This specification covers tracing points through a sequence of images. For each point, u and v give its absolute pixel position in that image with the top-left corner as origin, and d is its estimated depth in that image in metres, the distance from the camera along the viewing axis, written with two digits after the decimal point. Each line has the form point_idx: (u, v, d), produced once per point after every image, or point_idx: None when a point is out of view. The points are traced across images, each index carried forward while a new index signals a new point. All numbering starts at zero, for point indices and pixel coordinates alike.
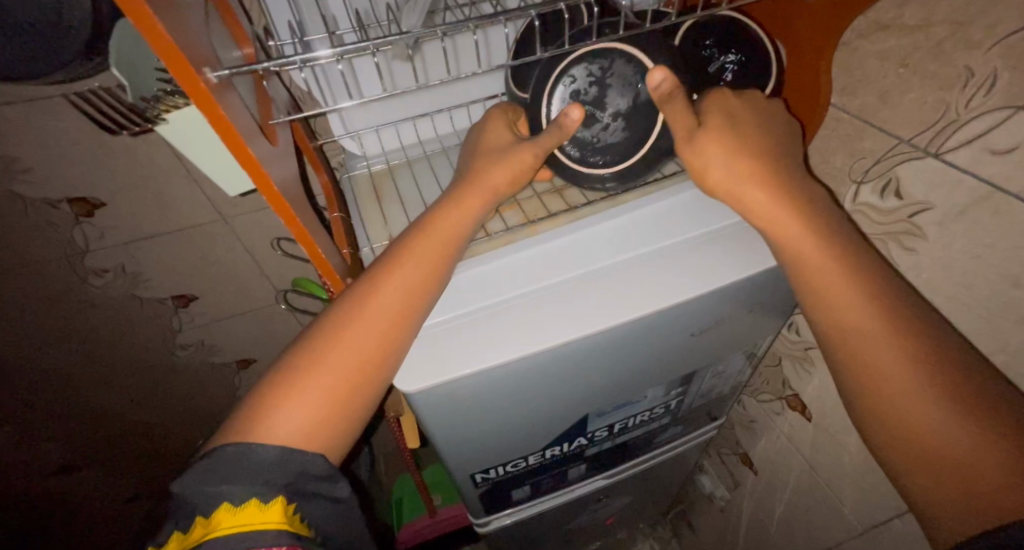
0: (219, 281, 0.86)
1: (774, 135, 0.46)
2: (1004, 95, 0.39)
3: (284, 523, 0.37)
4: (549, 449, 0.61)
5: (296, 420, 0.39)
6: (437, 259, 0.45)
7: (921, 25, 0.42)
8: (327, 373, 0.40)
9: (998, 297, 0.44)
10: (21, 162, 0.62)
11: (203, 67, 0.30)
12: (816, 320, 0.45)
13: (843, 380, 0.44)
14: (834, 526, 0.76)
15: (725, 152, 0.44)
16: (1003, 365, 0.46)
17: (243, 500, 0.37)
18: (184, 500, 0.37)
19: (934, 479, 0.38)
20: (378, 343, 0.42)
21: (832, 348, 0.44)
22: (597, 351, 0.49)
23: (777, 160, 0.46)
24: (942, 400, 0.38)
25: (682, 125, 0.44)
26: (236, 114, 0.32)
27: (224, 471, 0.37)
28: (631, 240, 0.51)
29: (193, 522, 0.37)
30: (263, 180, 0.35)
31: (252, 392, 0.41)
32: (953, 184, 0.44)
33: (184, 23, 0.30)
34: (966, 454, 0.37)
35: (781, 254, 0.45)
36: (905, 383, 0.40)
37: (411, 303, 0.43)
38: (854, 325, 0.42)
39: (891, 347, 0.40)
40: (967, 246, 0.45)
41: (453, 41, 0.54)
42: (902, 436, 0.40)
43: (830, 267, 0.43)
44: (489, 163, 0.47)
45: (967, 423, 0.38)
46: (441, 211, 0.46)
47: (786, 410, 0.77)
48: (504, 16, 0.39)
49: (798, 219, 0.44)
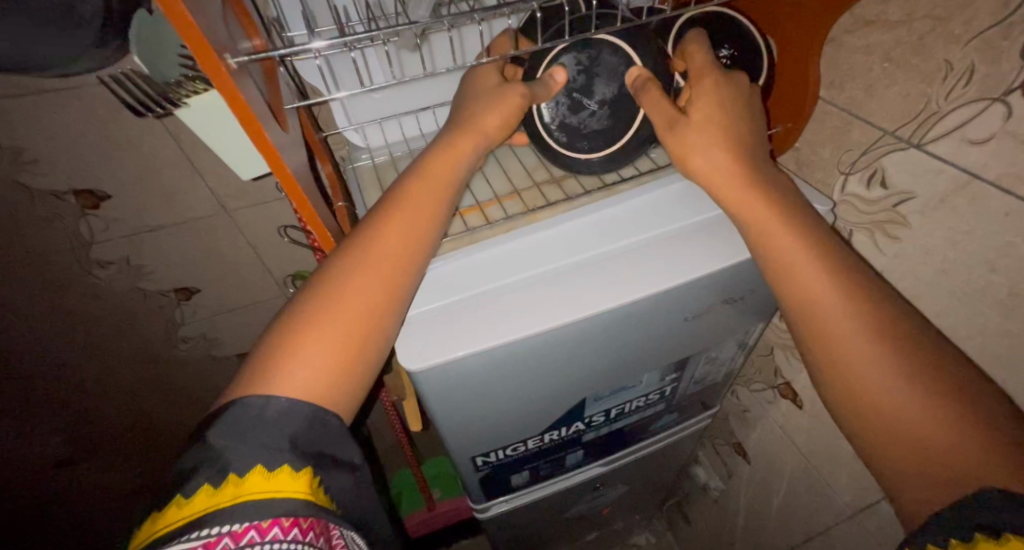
0: (223, 273, 0.88)
1: (753, 120, 0.48)
2: (980, 87, 0.41)
3: (310, 495, 0.38)
4: (547, 433, 0.63)
5: (305, 379, 0.39)
6: (431, 216, 0.46)
7: (904, 20, 0.44)
8: (332, 328, 0.41)
9: (976, 282, 0.46)
10: (30, 154, 0.64)
11: (224, 54, 0.31)
12: (783, 302, 0.46)
13: (810, 359, 0.46)
14: (825, 511, 0.78)
15: (706, 143, 0.46)
16: (981, 348, 0.48)
17: (277, 466, 0.37)
18: (217, 457, 0.36)
19: (898, 452, 0.39)
20: (380, 300, 0.43)
21: (799, 327, 0.46)
22: (593, 334, 0.51)
23: (752, 151, 0.47)
24: (903, 371, 0.40)
25: (662, 116, 0.47)
26: (252, 95, 0.34)
27: (252, 428, 0.37)
28: (620, 227, 0.53)
29: (221, 480, 0.35)
30: (278, 163, 0.36)
31: (250, 357, 0.41)
32: (934, 173, 0.46)
33: (203, 11, 0.31)
34: (930, 428, 0.38)
35: (757, 243, 0.47)
36: (867, 360, 0.42)
37: (406, 264, 0.45)
38: (821, 303, 0.44)
39: (862, 330, 0.42)
40: (948, 233, 0.47)
41: (458, 32, 0.56)
42: (872, 412, 0.41)
43: (801, 251, 0.45)
44: (484, 111, 0.48)
45: (932, 399, 0.39)
46: (429, 165, 0.47)
47: (778, 398, 0.79)
48: (508, 9, 0.41)
49: (767, 203, 0.46)
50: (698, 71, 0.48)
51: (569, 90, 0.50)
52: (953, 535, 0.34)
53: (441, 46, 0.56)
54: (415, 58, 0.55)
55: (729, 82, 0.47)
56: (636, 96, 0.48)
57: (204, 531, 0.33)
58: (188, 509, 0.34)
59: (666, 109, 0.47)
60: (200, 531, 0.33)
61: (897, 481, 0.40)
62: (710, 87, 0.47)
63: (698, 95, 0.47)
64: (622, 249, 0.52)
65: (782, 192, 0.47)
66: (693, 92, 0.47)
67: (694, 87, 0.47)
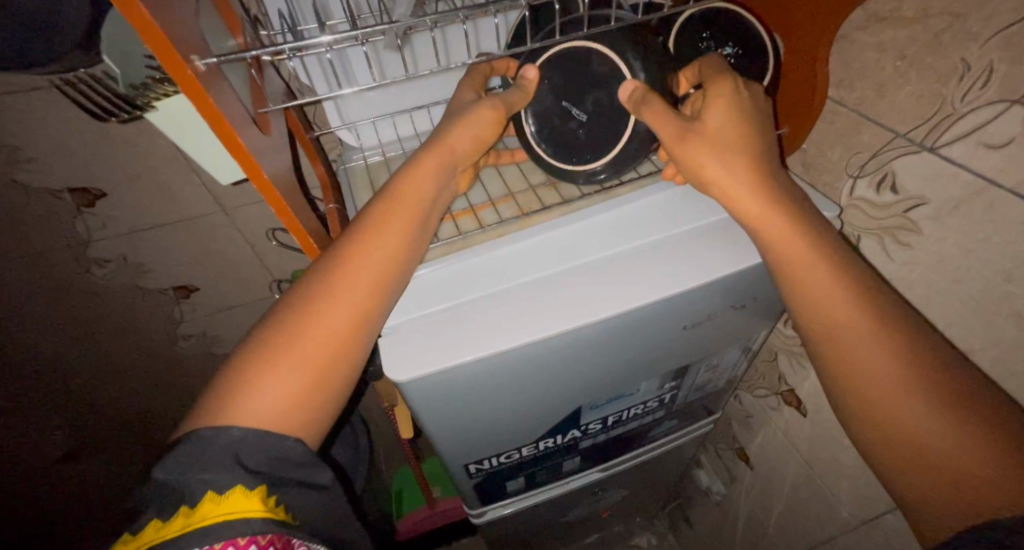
0: (221, 271, 0.87)
1: (768, 137, 0.46)
2: (999, 89, 0.38)
3: (266, 512, 0.37)
4: (542, 441, 0.61)
5: (271, 397, 0.39)
6: (403, 233, 0.45)
7: (919, 16, 0.42)
8: (303, 350, 0.40)
9: (990, 293, 0.44)
10: (25, 152, 0.63)
11: (191, 55, 0.29)
12: (798, 317, 0.45)
13: (826, 372, 0.44)
14: (828, 521, 0.76)
15: (718, 153, 0.44)
16: (996, 360, 0.46)
17: (226, 490, 0.36)
18: (169, 490, 0.36)
19: (924, 475, 0.38)
20: (351, 320, 0.42)
21: (817, 344, 0.44)
22: (589, 344, 0.49)
23: (769, 164, 0.45)
24: (927, 390, 0.39)
25: (671, 128, 0.44)
26: (226, 103, 0.32)
27: (203, 460, 0.36)
28: (612, 236, 0.52)
29: (171, 513, 0.35)
30: (253, 168, 0.35)
31: (223, 371, 0.40)
32: (949, 178, 0.44)
33: (172, 10, 0.30)
34: (949, 448, 0.37)
35: (767, 253, 0.45)
36: (890, 375, 0.40)
37: (381, 278, 0.44)
38: (843, 318, 0.42)
39: (879, 343, 0.41)
40: (962, 241, 0.45)
41: (442, 33, 0.54)
42: (892, 434, 0.40)
43: (815, 265, 0.43)
44: (451, 129, 0.47)
45: (952, 415, 0.38)
46: (405, 180, 0.46)
47: (782, 406, 0.77)
48: (495, 6, 0.38)
49: (783, 218, 0.44)
50: (716, 76, 0.45)
51: (559, 97, 0.49)
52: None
53: (424, 46, 0.54)
54: (397, 58, 0.53)
55: (748, 96, 0.45)
56: (636, 107, 0.45)
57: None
58: (137, 541, 0.34)
59: (672, 120, 0.44)
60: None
61: (915, 497, 0.39)
62: (726, 96, 0.44)
63: (713, 103, 0.44)
64: (618, 259, 0.50)
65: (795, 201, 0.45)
66: (709, 99, 0.44)
67: (707, 95, 0.45)
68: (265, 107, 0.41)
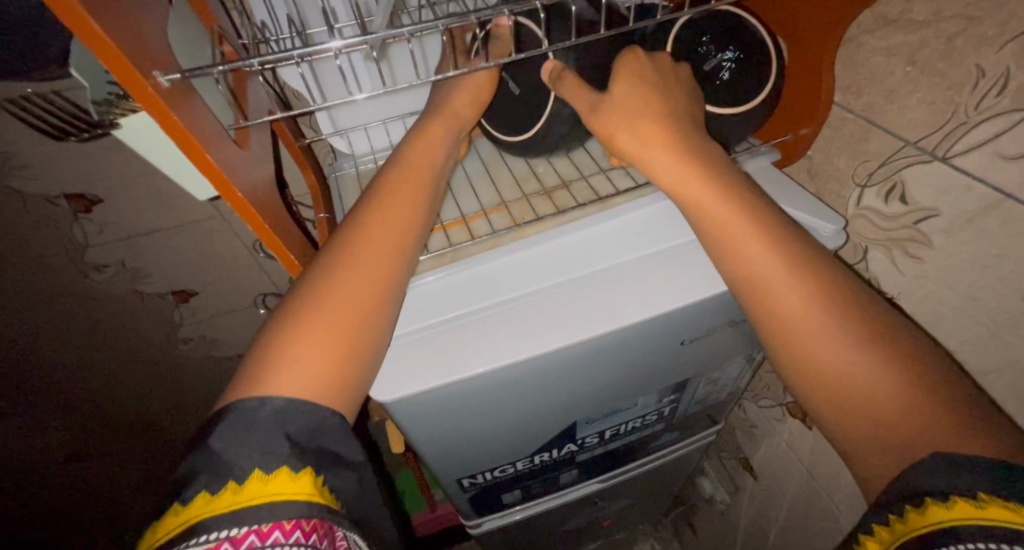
0: (218, 275, 0.86)
1: (682, 101, 0.44)
2: (1014, 97, 0.36)
3: (314, 496, 0.34)
4: (537, 455, 0.60)
5: (303, 372, 0.36)
6: (415, 208, 0.44)
7: (930, 20, 0.40)
8: (322, 322, 0.38)
9: (1006, 311, 0.42)
10: (20, 159, 0.62)
11: (152, 71, 0.28)
12: (731, 281, 0.42)
13: (765, 340, 0.40)
14: (834, 537, 0.74)
15: (628, 114, 0.43)
16: (1014, 381, 0.44)
17: (274, 469, 0.33)
18: (215, 464, 0.32)
19: (899, 464, 0.33)
20: (373, 289, 0.40)
21: (755, 313, 0.40)
22: (589, 358, 0.48)
23: (702, 144, 0.43)
24: (866, 347, 0.35)
25: (582, 101, 0.44)
26: (195, 116, 0.31)
27: (249, 432, 0.33)
28: (617, 243, 0.50)
29: (219, 486, 0.31)
30: (225, 183, 0.33)
31: (245, 359, 0.37)
32: (961, 189, 0.42)
33: (134, 23, 0.28)
34: (919, 427, 0.32)
35: (709, 236, 0.42)
36: (852, 355, 0.36)
37: (396, 251, 0.42)
38: (777, 280, 0.39)
39: (837, 320, 0.37)
40: (975, 256, 0.43)
41: (420, 43, 0.54)
42: (868, 417, 0.35)
43: (743, 224, 0.40)
44: (453, 95, 0.49)
45: (925, 390, 0.33)
46: (410, 155, 0.46)
47: (787, 417, 0.75)
48: (476, 16, 0.36)
49: (712, 180, 0.41)
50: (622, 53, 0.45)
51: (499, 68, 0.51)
52: (905, 502, 0.32)
53: (402, 58, 0.54)
54: (376, 71, 0.52)
55: (654, 67, 0.44)
56: (555, 84, 0.45)
57: (203, 540, 0.30)
58: (184, 515, 0.31)
59: (587, 92, 0.44)
60: (199, 540, 0.30)
61: (860, 462, 0.35)
62: (633, 65, 0.44)
63: (619, 77, 0.44)
64: (622, 267, 0.49)
65: (717, 161, 0.43)
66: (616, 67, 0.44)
67: (617, 63, 0.45)
68: (246, 118, 0.41)
